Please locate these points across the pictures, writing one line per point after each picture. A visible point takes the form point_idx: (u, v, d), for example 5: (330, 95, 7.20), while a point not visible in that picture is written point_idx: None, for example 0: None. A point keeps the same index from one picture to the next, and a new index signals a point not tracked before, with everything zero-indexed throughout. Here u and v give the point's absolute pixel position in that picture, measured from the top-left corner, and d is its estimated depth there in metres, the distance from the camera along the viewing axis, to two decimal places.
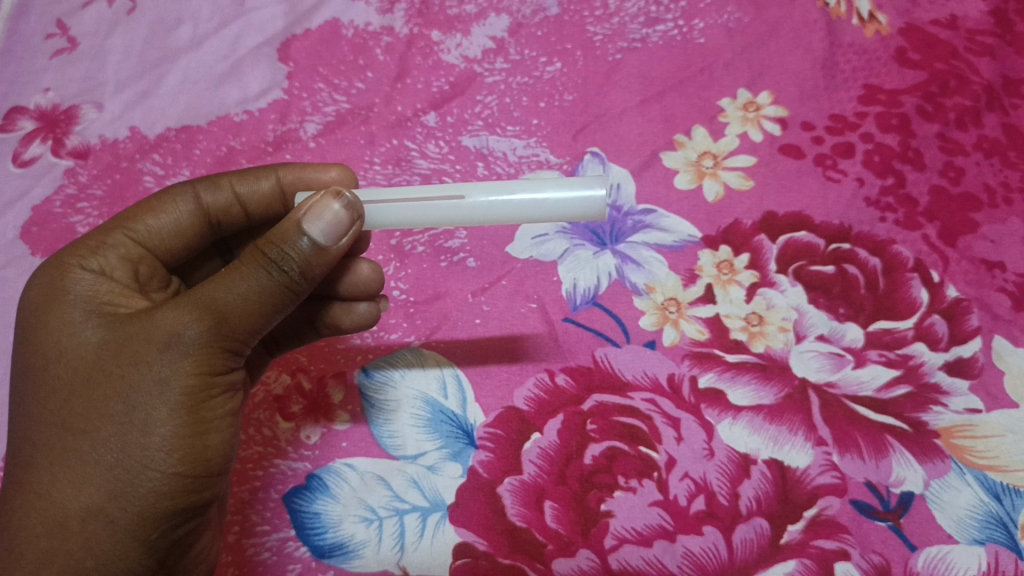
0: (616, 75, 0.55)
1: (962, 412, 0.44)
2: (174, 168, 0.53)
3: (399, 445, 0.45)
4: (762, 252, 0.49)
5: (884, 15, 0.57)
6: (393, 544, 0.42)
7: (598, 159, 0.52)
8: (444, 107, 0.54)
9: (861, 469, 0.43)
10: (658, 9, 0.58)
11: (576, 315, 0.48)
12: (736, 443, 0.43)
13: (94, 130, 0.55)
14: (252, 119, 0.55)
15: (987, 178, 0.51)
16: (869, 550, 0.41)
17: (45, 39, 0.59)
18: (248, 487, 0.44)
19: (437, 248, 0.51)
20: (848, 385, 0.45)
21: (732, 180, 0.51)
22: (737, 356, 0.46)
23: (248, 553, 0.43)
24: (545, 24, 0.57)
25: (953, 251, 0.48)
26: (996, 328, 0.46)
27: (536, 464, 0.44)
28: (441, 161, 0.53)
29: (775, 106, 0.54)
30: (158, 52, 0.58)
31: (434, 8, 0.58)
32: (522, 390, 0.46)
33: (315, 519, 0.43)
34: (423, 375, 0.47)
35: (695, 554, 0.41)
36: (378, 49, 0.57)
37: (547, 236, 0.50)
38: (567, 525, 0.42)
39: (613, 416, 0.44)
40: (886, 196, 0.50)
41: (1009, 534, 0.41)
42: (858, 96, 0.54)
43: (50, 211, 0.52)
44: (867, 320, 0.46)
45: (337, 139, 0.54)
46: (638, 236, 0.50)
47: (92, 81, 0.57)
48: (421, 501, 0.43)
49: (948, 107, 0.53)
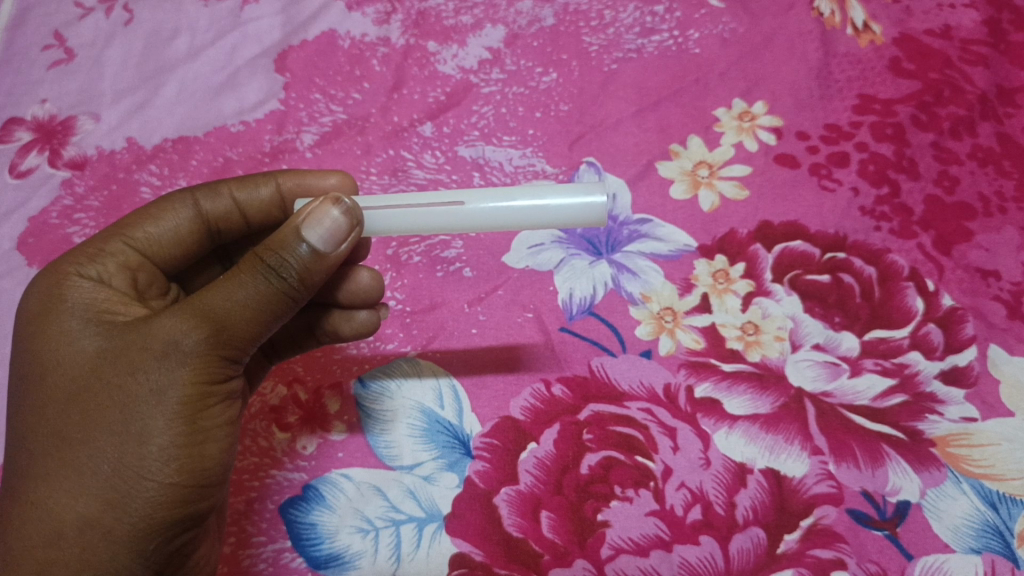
0: (611, 85, 0.56)
1: (958, 420, 0.44)
2: (170, 179, 0.53)
3: (395, 455, 0.45)
4: (757, 261, 0.49)
5: (877, 25, 0.58)
6: (389, 554, 0.42)
7: (594, 169, 0.53)
8: (440, 118, 0.55)
9: (858, 478, 0.43)
10: (654, 20, 0.58)
11: (573, 325, 0.48)
12: (732, 452, 0.43)
13: (91, 141, 0.55)
14: (248, 130, 0.55)
15: (981, 187, 0.51)
16: (866, 559, 0.41)
17: (42, 51, 0.59)
18: (244, 497, 0.44)
19: (433, 258, 0.51)
20: (844, 394, 0.45)
21: (727, 189, 0.51)
22: (733, 365, 0.46)
23: (243, 564, 0.43)
24: (541, 35, 0.58)
25: (948, 259, 0.49)
26: (991, 336, 0.46)
27: (532, 474, 0.43)
28: (437, 172, 0.53)
29: (770, 116, 0.54)
30: (155, 64, 0.58)
31: (431, 20, 0.58)
32: (518, 400, 0.46)
33: (310, 529, 0.43)
34: (419, 384, 0.47)
35: (692, 564, 0.41)
36: (374, 60, 0.57)
37: (543, 246, 0.50)
38: (564, 535, 0.42)
39: (609, 425, 0.44)
40: (881, 205, 0.51)
41: (1005, 543, 0.41)
42: (852, 105, 0.54)
43: (46, 222, 0.52)
44: (863, 329, 0.46)
45: (333, 150, 0.54)
46: (634, 246, 0.50)
47: (89, 92, 0.57)
48: (416, 511, 0.43)
49: (942, 116, 0.53)
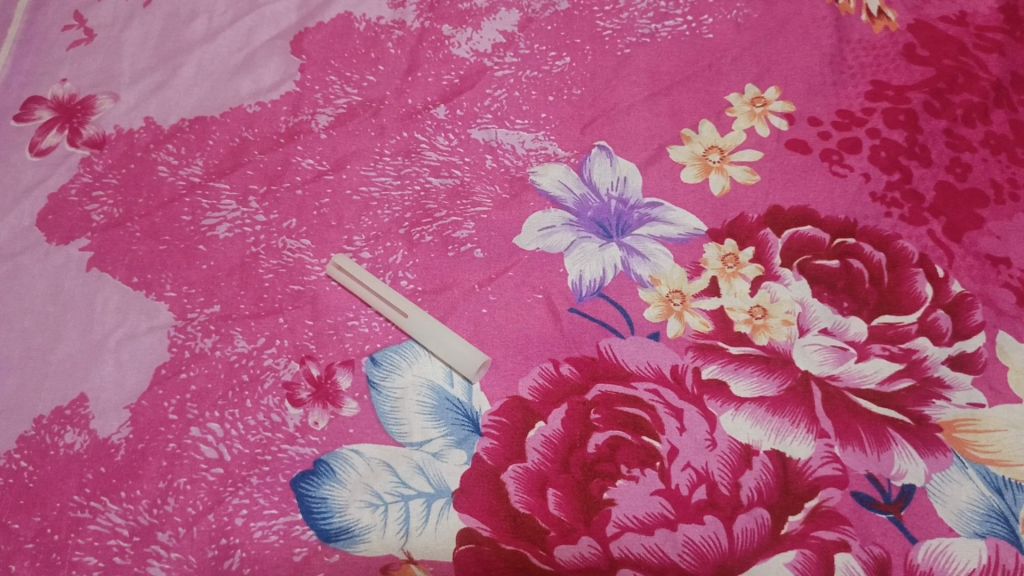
0: (624, 70, 0.56)
1: (964, 406, 0.44)
2: (187, 158, 0.53)
3: (405, 432, 0.45)
4: (766, 246, 0.49)
5: (892, 11, 0.58)
6: (398, 529, 0.43)
7: (605, 153, 0.53)
8: (454, 101, 0.55)
9: (863, 461, 0.43)
10: (668, 5, 0.58)
11: (582, 306, 0.48)
12: (738, 434, 0.44)
13: (109, 121, 0.55)
14: (264, 111, 0.55)
15: (993, 174, 0.51)
16: (870, 542, 0.41)
17: (62, 31, 0.59)
18: (256, 471, 0.44)
19: (445, 238, 0.50)
20: (850, 379, 0.45)
21: (738, 174, 0.52)
22: (740, 349, 0.46)
23: (254, 535, 0.43)
24: (555, 19, 0.58)
25: (958, 246, 0.49)
26: (999, 323, 0.46)
27: (539, 452, 0.44)
28: (450, 154, 0.53)
29: (782, 102, 0.54)
30: (173, 45, 0.59)
31: (446, 3, 0.59)
32: (527, 380, 0.46)
33: (321, 504, 0.43)
34: (430, 362, 0.47)
35: (696, 543, 0.42)
36: (389, 43, 0.57)
37: (554, 228, 0.50)
38: (570, 513, 0.43)
39: (617, 406, 0.45)
40: (892, 191, 0.50)
41: (1009, 528, 0.41)
42: (865, 92, 0.54)
43: (66, 199, 0.52)
44: (871, 314, 0.47)
45: (348, 131, 0.54)
46: (644, 229, 0.50)
47: (108, 72, 0.58)
48: (425, 487, 0.44)
49: (956, 103, 0.53)
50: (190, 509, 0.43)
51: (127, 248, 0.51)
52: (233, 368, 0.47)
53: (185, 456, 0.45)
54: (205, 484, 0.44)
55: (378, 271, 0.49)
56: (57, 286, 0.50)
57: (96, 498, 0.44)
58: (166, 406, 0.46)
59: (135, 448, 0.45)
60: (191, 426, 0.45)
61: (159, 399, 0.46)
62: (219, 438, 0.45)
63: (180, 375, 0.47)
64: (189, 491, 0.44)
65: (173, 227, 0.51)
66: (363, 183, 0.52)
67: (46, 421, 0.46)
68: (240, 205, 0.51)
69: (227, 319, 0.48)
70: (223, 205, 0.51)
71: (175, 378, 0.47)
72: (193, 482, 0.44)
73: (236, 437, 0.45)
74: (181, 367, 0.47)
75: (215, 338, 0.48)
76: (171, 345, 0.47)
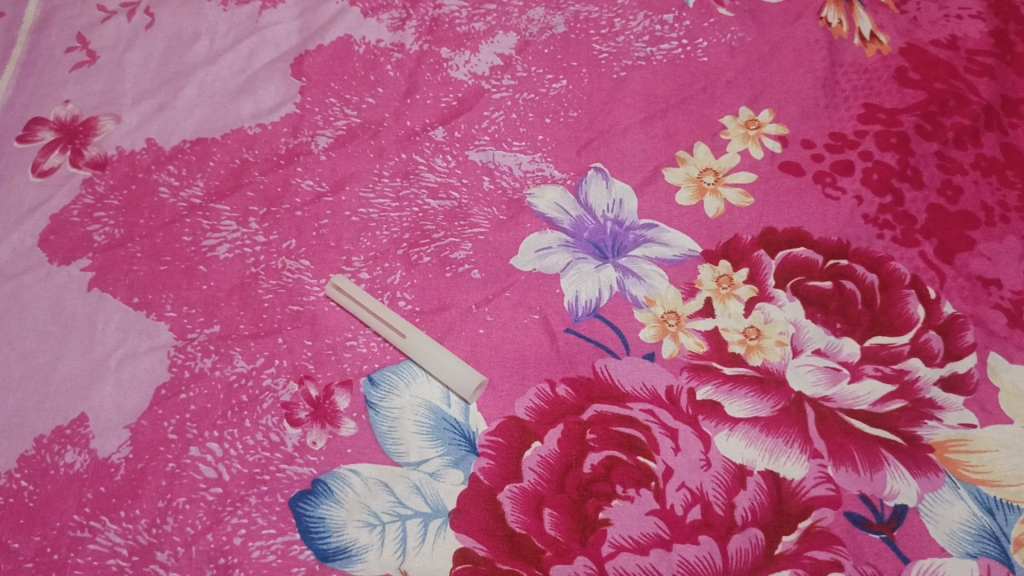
0: (620, 93, 0.57)
1: (956, 426, 0.45)
2: (188, 180, 0.54)
3: (403, 452, 0.46)
4: (760, 267, 0.50)
5: (884, 35, 0.59)
6: (395, 548, 0.43)
7: (601, 175, 0.54)
8: (452, 123, 0.56)
9: (856, 481, 0.43)
10: (663, 28, 0.59)
11: (578, 326, 0.49)
12: (732, 454, 0.44)
13: (111, 142, 0.56)
14: (264, 132, 0.56)
15: (984, 197, 0.52)
16: (863, 562, 0.41)
17: (65, 52, 0.60)
18: (255, 491, 0.45)
19: (443, 259, 0.51)
20: (842, 399, 0.46)
21: (732, 196, 0.52)
22: (735, 369, 0.47)
23: (252, 555, 0.43)
24: (552, 42, 0.59)
25: (950, 267, 0.49)
26: (991, 344, 0.47)
27: (536, 472, 0.44)
28: (448, 175, 0.54)
29: (775, 124, 0.55)
30: (175, 67, 0.59)
31: (444, 26, 0.60)
32: (524, 400, 0.47)
33: (319, 523, 0.44)
34: (427, 382, 0.48)
35: (691, 562, 0.42)
36: (388, 65, 0.58)
37: (550, 249, 0.51)
38: (566, 532, 0.43)
39: (612, 426, 0.45)
40: (884, 213, 0.51)
41: (1001, 548, 0.42)
42: (857, 114, 0.55)
43: (67, 219, 0.53)
44: (863, 335, 0.47)
45: (347, 153, 0.55)
46: (639, 250, 0.51)
47: (110, 93, 0.58)
48: (422, 507, 0.44)
49: (947, 126, 0.54)
50: (189, 529, 0.44)
51: (127, 269, 0.51)
52: (232, 388, 0.47)
53: (185, 475, 0.45)
54: (203, 504, 0.44)
55: (377, 291, 0.50)
56: (58, 307, 0.50)
57: (95, 518, 0.44)
58: (165, 426, 0.46)
59: (135, 467, 0.45)
60: (190, 446, 0.46)
61: (159, 419, 0.46)
62: (219, 458, 0.45)
63: (180, 396, 0.47)
64: (188, 511, 0.44)
65: (173, 248, 0.52)
66: (363, 204, 0.53)
67: (46, 441, 0.46)
68: (240, 226, 0.52)
69: (227, 339, 0.49)
70: (224, 226, 0.52)
71: (174, 398, 0.47)
72: (192, 501, 0.44)
73: (234, 457, 0.45)
74: (181, 387, 0.47)
75: (214, 358, 0.48)
76: (171, 365, 0.48)
